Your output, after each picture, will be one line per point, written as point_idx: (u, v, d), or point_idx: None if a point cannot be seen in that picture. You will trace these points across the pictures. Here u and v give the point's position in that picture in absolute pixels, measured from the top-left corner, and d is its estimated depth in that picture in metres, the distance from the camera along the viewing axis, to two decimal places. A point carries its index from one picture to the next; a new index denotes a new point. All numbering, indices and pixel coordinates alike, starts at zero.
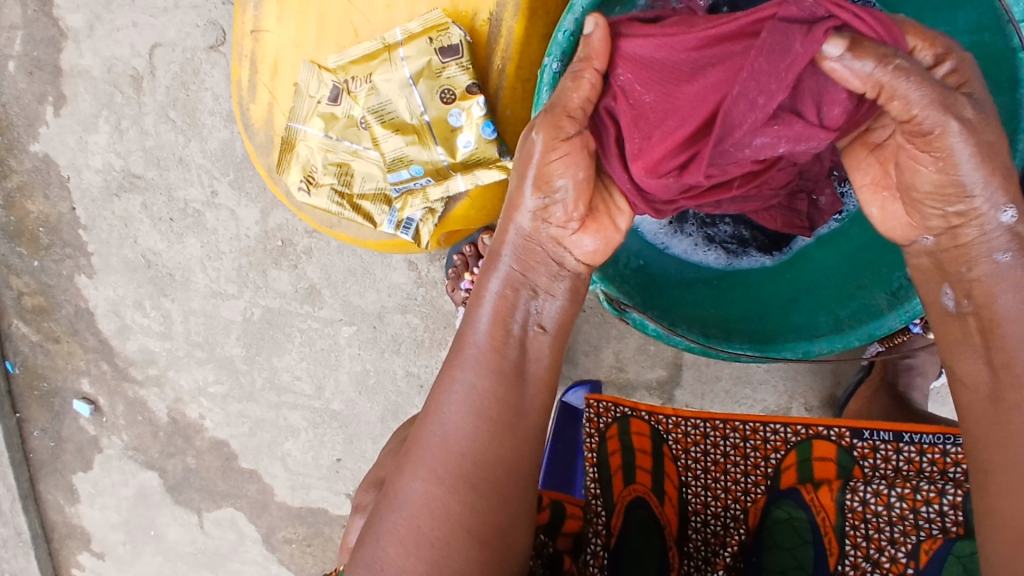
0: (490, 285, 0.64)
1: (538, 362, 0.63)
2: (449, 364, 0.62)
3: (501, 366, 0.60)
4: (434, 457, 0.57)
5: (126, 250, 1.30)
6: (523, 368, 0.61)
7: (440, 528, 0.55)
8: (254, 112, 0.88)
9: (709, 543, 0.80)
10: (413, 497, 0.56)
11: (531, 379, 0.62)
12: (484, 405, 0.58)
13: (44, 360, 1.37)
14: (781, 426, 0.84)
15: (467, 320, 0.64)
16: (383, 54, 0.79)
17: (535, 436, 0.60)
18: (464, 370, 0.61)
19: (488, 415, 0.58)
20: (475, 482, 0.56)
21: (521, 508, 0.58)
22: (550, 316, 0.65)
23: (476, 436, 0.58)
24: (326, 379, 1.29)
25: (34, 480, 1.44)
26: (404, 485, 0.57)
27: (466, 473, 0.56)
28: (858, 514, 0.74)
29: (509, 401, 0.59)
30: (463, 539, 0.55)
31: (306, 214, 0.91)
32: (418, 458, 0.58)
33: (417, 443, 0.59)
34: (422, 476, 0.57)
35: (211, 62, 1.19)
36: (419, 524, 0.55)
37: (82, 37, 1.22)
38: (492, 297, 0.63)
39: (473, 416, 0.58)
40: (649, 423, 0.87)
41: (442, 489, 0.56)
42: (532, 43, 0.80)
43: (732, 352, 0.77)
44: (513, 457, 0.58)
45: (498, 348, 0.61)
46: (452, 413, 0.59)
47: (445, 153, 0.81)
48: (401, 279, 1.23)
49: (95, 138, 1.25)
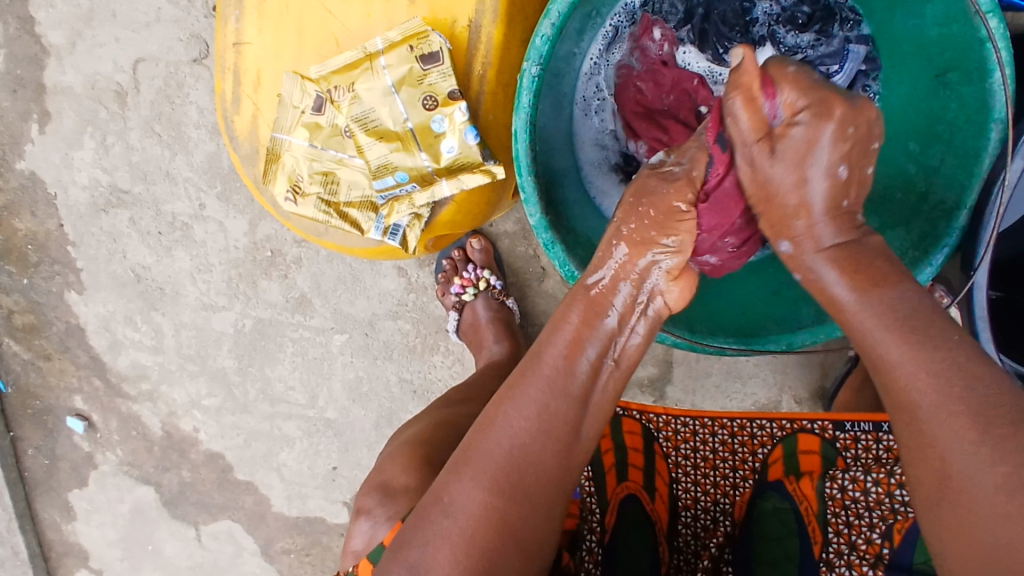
0: (570, 313, 0.63)
1: (604, 393, 0.62)
2: (518, 379, 0.61)
3: (572, 390, 0.60)
4: (494, 466, 0.57)
5: (115, 265, 1.30)
6: (592, 393, 0.61)
7: (496, 537, 0.55)
8: (238, 124, 0.89)
9: (698, 537, 0.81)
10: (466, 505, 0.56)
11: (596, 406, 0.61)
12: (553, 423, 0.58)
13: (37, 379, 1.37)
14: (766, 422, 0.86)
15: (540, 339, 0.63)
16: (365, 63, 0.80)
17: (584, 459, 0.61)
18: (533, 384, 0.60)
19: (556, 436, 0.58)
20: (532, 497, 0.56)
21: (561, 519, 0.59)
22: (623, 351, 0.63)
23: (543, 452, 0.57)
24: (319, 388, 1.29)
25: (29, 499, 1.44)
26: (459, 491, 0.57)
27: (526, 486, 0.56)
28: (838, 501, 0.76)
29: (573, 424, 0.59)
30: (512, 549, 0.55)
31: (293, 223, 0.91)
32: (476, 465, 0.57)
33: (477, 450, 0.58)
34: (481, 485, 0.56)
35: (195, 75, 1.20)
36: (475, 532, 0.55)
37: (65, 54, 1.22)
38: (572, 325, 0.62)
39: (539, 431, 0.58)
40: (640, 421, 0.88)
41: (502, 500, 0.56)
42: (511, 49, 0.81)
43: (716, 346, 0.77)
44: (567, 474, 0.59)
45: (570, 368, 0.61)
46: (518, 427, 0.58)
47: (429, 159, 0.82)
48: (391, 285, 1.23)
49: (81, 155, 1.26)
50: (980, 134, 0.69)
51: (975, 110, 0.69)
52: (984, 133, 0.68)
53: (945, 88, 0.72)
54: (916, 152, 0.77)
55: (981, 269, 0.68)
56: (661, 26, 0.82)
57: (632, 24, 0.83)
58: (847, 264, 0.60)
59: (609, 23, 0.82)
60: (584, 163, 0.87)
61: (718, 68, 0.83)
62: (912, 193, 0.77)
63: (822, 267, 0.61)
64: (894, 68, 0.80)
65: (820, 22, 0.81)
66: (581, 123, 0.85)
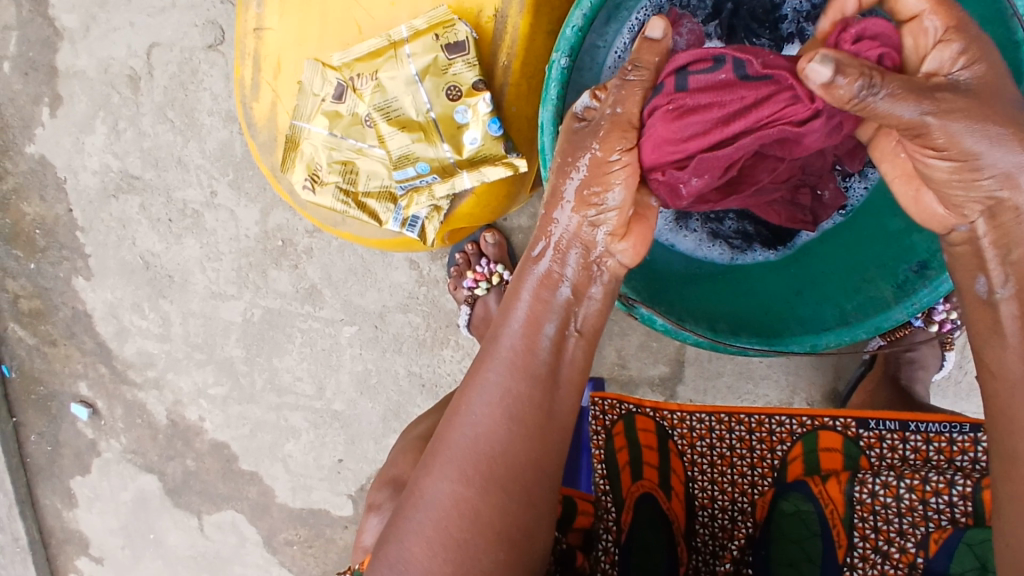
0: (521, 293, 0.63)
1: (571, 366, 0.62)
2: (478, 365, 0.61)
3: (534, 370, 0.60)
4: (463, 458, 0.57)
5: (123, 252, 1.29)
6: (556, 371, 0.61)
7: (470, 529, 0.55)
8: (257, 111, 0.88)
9: (716, 537, 0.80)
10: (438, 498, 0.56)
11: (564, 382, 0.61)
12: (517, 407, 0.58)
13: (41, 364, 1.36)
14: (787, 418, 0.84)
15: (498, 323, 0.63)
16: (389, 51, 0.78)
17: (561, 438, 0.60)
18: (493, 369, 0.60)
19: (522, 419, 0.58)
20: (507, 484, 0.56)
21: (547, 504, 0.59)
22: (582, 323, 0.64)
23: (510, 438, 0.57)
24: (327, 380, 1.28)
25: (31, 485, 1.43)
26: (431, 486, 0.57)
27: (497, 475, 0.56)
28: (867, 506, 0.73)
29: (542, 406, 0.59)
30: (491, 540, 0.55)
31: (310, 212, 0.91)
32: (446, 458, 0.57)
33: (446, 442, 0.58)
34: (452, 478, 0.56)
35: (209, 62, 1.19)
36: (450, 525, 0.55)
37: (78, 37, 1.21)
38: (525, 302, 0.62)
39: (503, 417, 0.57)
40: (654, 419, 0.87)
41: (472, 491, 0.56)
42: (537, 40, 0.80)
43: (739, 346, 0.76)
44: (541, 457, 0.58)
45: (530, 350, 0.60)
46: (482, 415, 0.58)
47: (451, 150, 0.80)
48: (402, 278, 1.22)
49: (92, 140, 1.25)
50: None
51: None
52: None
53: None
54: None
55: None
56: (689, 21, 0.77)
57: (659, 18, 0.81)
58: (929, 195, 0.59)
59: (634, 17, 0.81)
60: None
61: None
62: None
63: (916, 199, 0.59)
64: None
65: None
66: None
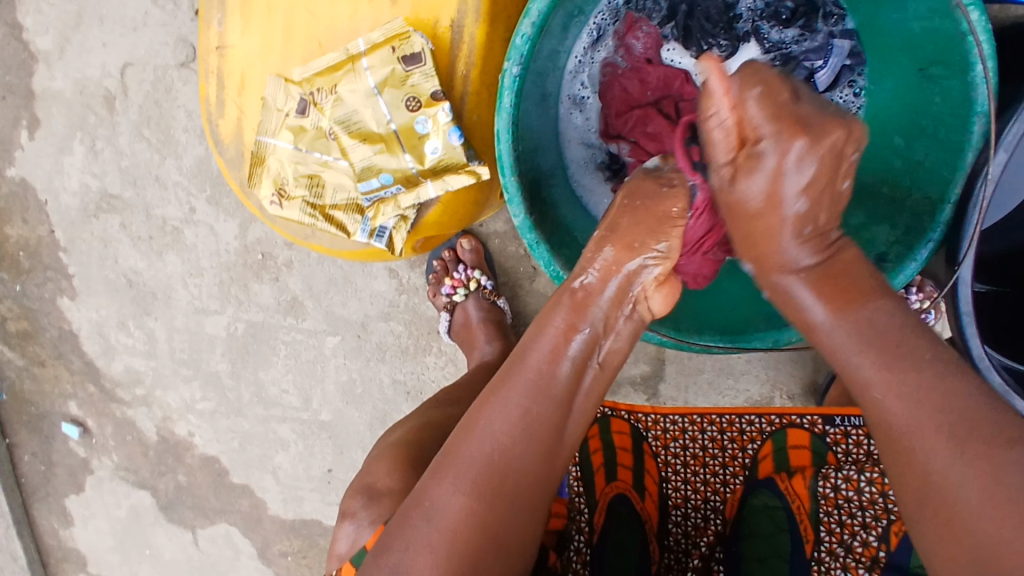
0: (556, 318, 0.64)
1: (586, 396, 0.63)
2: (500, 381, 0.61)
3: (555, 391, 0.60)
4: (475, 469, 0.56)
5: (106, 270, 1.29)
6: (574, 396, 0.62)
7: (477, 538, 0.54)
8: (223, 128, 0.89)
9: (689, 536, 0.81)
10: (448, 508, 0.55)
11: (577, 410, 0.62)
12: (536, 426, 0.58)
13: (31, 385, 1.37)
14: (756, 418, 0.87)
15: (526, 341, 0.63)
16: (348, 65, 0.80)
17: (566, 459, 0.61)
18: (514, 386, 0.60)
19: (539, 437, 0.58)
20: (515, 502, 0.56)
21: (543, 518, 0.59)
22: (606, 356, 0.65)
23: (524, 457, 0.57)
24: (312, 391, 1.29)
25: (26, 505, 1.44)
26: (441, 494, 0.56)
27: (508, 488, 0.56)
28: (830, 501, 0.74)
29: (557, 428, 0.60)
30: (496, 549, 0.55)
31: (280, 226, 0.91)
32: (457, 469, 0.57)
33: (458, 454, 0.58)
34: (463, 488, 0.56)
35: (183, 79, 1.19)
36: (454, 537, 0.54)
37: (52, 59, 1.22)
38: (558, 327, 0.63)
39: (521, 434, 0.57)
40: (629, 421, 0.89)
41: (484, 502, 0.55)
42: (494, 48, 0.81)
43: (703, 345, 0.77)
44: (547, 476, 0.59)
45: (553, 370, 0.61)
46: (501, 430, 0.57)
47: (413, 160, 0.81)
48: (382, 287, 1.23)
49: (70, 160, 1.25)
50: (962, 128, 0.68)
51: (958, 105, 0.69)
52: (967, 128, 0.68)
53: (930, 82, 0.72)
54: (902, 147, 0.77)
55: (964, 264, 0.66)
56: (646, 25, 0.82)
57: (616, 22, 0.82)
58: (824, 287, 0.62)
59: (592, 22, 0.81)
60: (571, 161, 0.87)
61: (701, 65, 0.83)
62: (898, 187, 0.77)
63: (804, 288, 0.64)
64: (879, 63, 0.79)
65: (803, 17, 0.81)
66: (567, 122, 0.85)
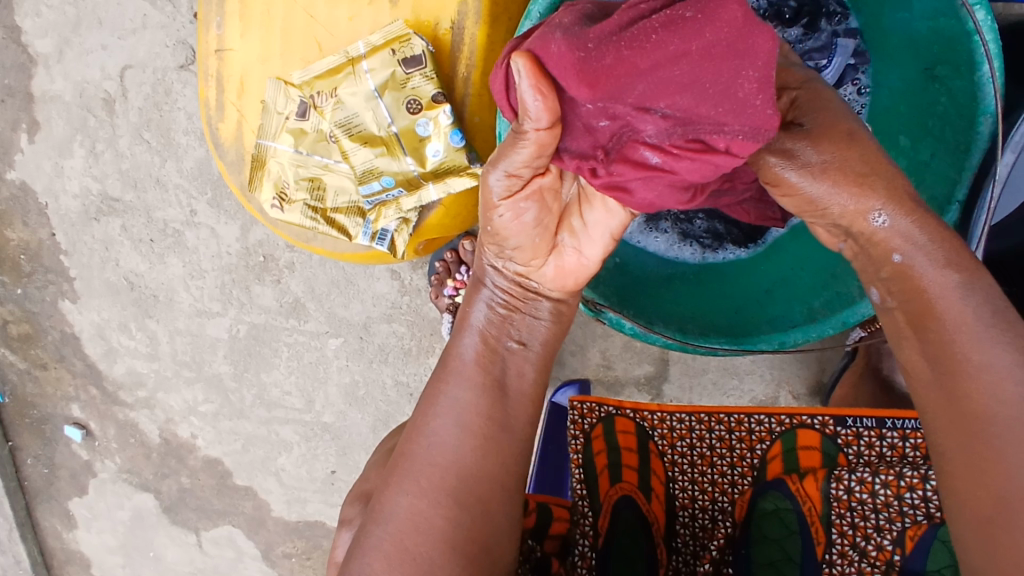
0: (475, 308, 0.67)
1: (520, 377, 0.65)
2: (436, 382, 0.63)
3: (487, 381, 0.62)
4: (419, 472, 0.58)
5: (108, 273, 1.29)
6: (506, 383, 0.63)
7: (425, 542, 0.55)
8: (223, 131, 0.88)
9: (697, 537, 0.80)
10: (397, 512, 0.57)
11: (514, 395, 0.63)
12: (467, 416, 0.60)
13: (33, 388, 1.37)
14: (765, 417, 0.85)
15: (452, 341, 0.66)
16: (347, 68, 0.79)
17: (518, 450, 0.61)
18: (450, 385, 0.62)
19: (472, 428, 0.60)
20: (463, 499, 0.57)
21: (510, 513, 0.59)
22: (529, 334, 0.67)
23: (460, 454, 0.58)
24: (315, 392, 1.29)
25: (29, 508, 1.44)
26: (390, 500, 0.58)
27: (451, 486, 0.57)
28: (844, 502, 0.74)
29: (494, 417, 0.61)
30: (448, 553, 0.55)
31: (281, 230, 0.90)
32: (405, 472, 0.59)
33: (405, 458, 0.60)
34: (408, 492, 0.57)
35: (183, 81, 1.19)
36: (405, 539, 0.56)
37: (52, 62, 1.21)
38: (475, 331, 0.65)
39: (458, 430, 0.59)
40: (635, 420, 0.87)
41: (426, 503, 0.57)
42: (495, 50, 0.80)
43: (709, 347, 0.76)
44: (498, 471, 0.59)
45: (485, 364, 0.64)
46: (439, 429, 0.60)
47: (414, 163, 0.81)
48: (384, 288, 1.23)
49: (71, 163, 1.25)
50: (969, 126, 0.68)
51: (963, 103, 0.69)
52: (974, 126, 0.67)
53: (935, 82, 0.72)
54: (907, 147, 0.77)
55: None
56: None
57: None
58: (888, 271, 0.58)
59: None
60: None
61: None
62: None
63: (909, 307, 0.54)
64: (885, 62, 0.79)
65: (807, 16, 0.80)
66: None
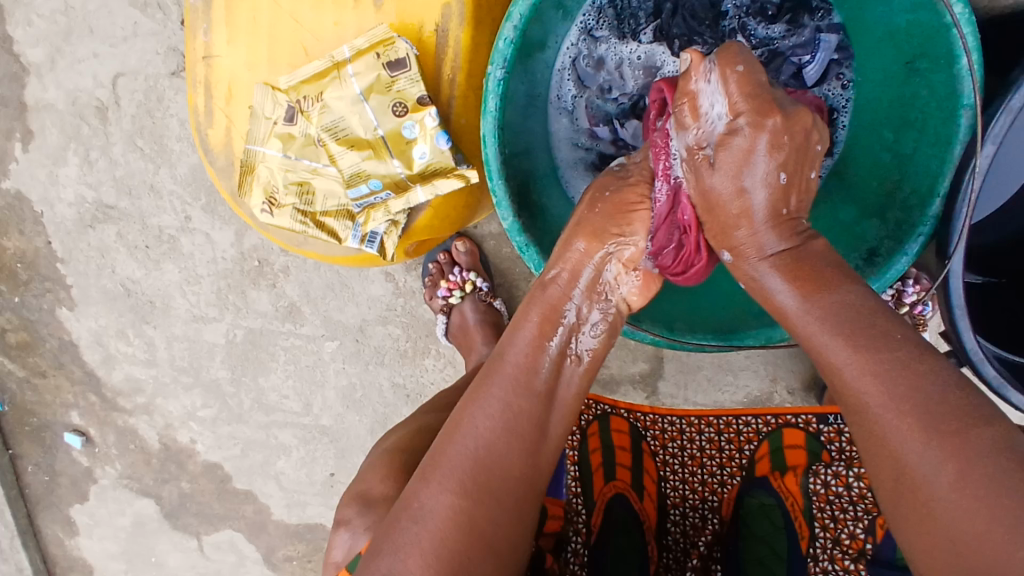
0: (530, 314, 0.66)
1: (567, 387, 0.65)
2: (481, 379, 0.62)
3: (535, 387, 0.62)
4: (459, 469, 0.57)
5: (104, 280, 1.29)
6: (554, 391, 0.63)
7: (462, 539, 0.54)
8: (212, 137, 0.89)
9: (687, 535, 0.82)
10: (435, 509, 0.55)
11: (558, 405, 0.64)
12: (516, 419, 0.60)
13: (32, 397, 1.37)
14: (753, 418, 0.88)
15: (503, 341, 0.65)
16: (333, 72, 0.80)
17: (552, 458, 0.62)
18: (495, 385, 0.61)
19: (520, 432, 0.59)
20: (498, 496, 0.57)
21: (532, 520, 0.59)
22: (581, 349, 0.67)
23: (507, 455, 0.58)
24: (313, 396, 1.29)
25: (31, 515, 1.44)
26: (428, 496, 0.56)
27: (495, 486, 0.57)
28: (823, 497, 0.77)
29: (540, 423, 0.61)
30: (482, 550, 0.55)
31: (272, 234, 0.91)
32: (443, 470, 0.57)
33: (443, 455, 0.58)
34: (449, 488, 0.56)
35: (174, 88, 1.19)
36: (442, 536, 0.54)
37: (44, 71, 1.22)
38: (533, 324, 0.65)
39: (505, 432, 0.59)
40: (628, 420, 0.89)
41: (470, 501, 0.55)
42: (479, 51, 0.81)
43: (696, 343, 0.76)
44: (534, 475, 0.59)
45: (531, 368, 0.63)
46: (484, 428, 0.59)
47: (401, 165, 0.82)
48: (379, 291, 1.23)
49: (65, 171, 1.26)
50: (949, 119, 0.68)
51: (943, 96, 0.69)
52: (954, 120, 0.68)
53: (916, 75, 0.72)
54: (890, 140, 0.78)
55: (957, 256, 0.65)
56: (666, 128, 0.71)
57: (603, 22, 0.82)
58: (791, 272, 0.62)
59: (578, 23, 0.82)
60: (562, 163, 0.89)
61: None
62: (889, 179, 0.78)
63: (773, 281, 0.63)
64: (865, 56, 0.79)
65: (791, 11, 0.80)
66: (555, 125, 0.87)
